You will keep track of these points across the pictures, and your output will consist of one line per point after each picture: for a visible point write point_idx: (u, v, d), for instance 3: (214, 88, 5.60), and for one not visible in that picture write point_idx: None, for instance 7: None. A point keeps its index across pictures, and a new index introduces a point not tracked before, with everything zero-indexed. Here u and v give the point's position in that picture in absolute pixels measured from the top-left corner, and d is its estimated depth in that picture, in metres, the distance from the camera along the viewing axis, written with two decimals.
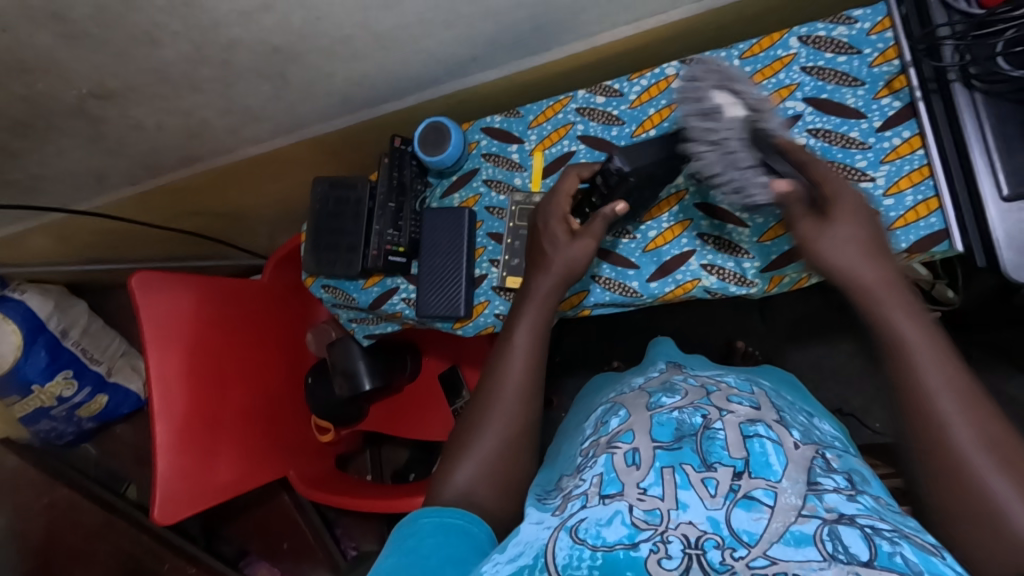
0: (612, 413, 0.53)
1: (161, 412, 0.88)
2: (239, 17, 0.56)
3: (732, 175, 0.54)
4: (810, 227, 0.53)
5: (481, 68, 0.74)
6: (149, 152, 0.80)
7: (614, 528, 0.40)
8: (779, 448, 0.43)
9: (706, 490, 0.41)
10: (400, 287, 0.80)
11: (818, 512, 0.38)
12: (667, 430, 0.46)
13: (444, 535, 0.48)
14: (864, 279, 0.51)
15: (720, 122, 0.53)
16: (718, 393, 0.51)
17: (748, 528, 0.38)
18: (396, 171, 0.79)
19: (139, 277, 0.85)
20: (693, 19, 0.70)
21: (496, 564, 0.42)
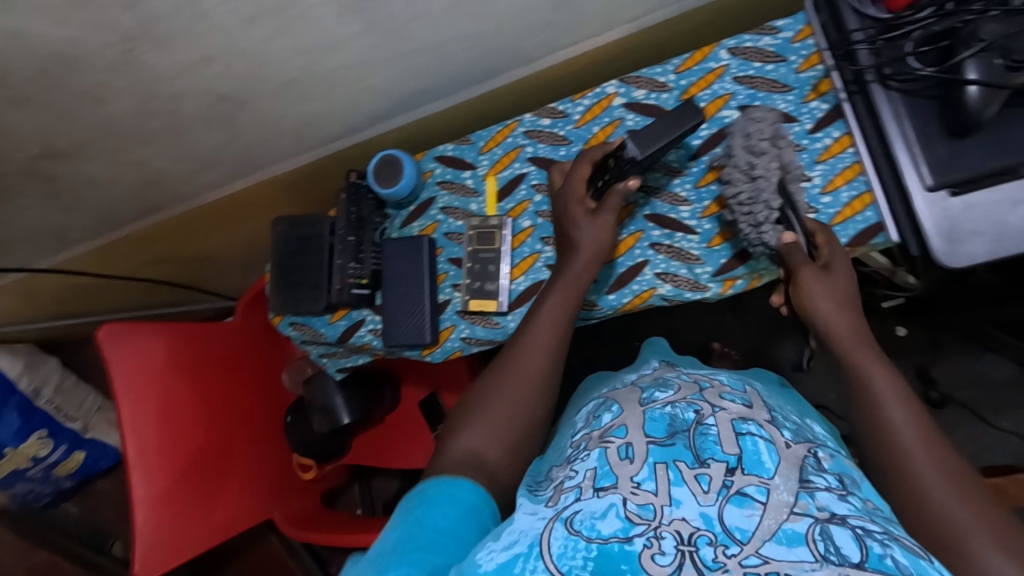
0: (605, 409, 0.54)
1: (137, 462, 0.87)
2: (181, 70, 0.57)
3: (757, 208, 0.61)
4: (812, 273, 0.56)
5: (429, 100, 0.76)
6: (108, 205, 0.81)
7: (609, 521, 0.40)
8: (771, 447, 0.44)
9: (699, 486, 0.41)
10: (366, 319, 0.81)
11: (811, 510, 0.39)
12: (660, 426, 0.47)
13: (452, 506, 0.48)
14: (842, 329, 0.54)
15: (763, 163, 0.61)
16: (710, 390, 0.52)
17: (741, 524, 0.39)
18: (354, 206, 0.80)
19: (107, 328, 0.86)
20: (631, 39, 0.72)
21: (491, 551, 0.42)
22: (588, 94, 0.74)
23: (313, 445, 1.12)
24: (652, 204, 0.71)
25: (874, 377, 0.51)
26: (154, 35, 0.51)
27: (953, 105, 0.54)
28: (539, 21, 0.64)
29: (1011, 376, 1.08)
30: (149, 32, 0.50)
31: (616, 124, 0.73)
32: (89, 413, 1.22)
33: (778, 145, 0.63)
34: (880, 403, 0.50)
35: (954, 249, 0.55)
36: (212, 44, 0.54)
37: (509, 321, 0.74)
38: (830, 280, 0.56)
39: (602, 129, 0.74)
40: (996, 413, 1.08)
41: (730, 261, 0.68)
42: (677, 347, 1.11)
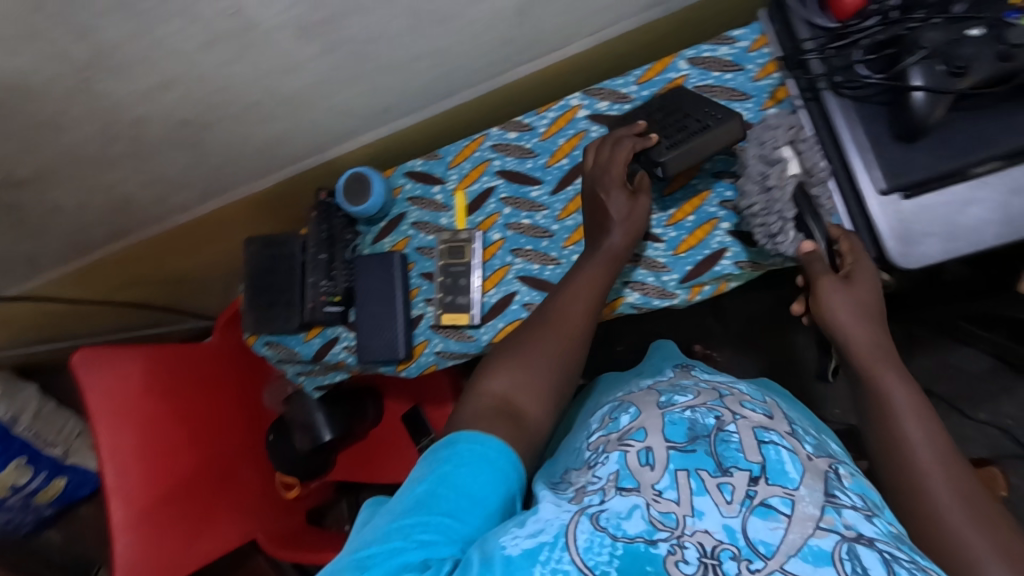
0: (621, 410, 0.55)
1: (115, 490, 0.86)
2: (140, 96, 0.57)
3: (769, 219, 0.62)
4: (832, 282, 0.55)
5: (396, 117, 0.76)
6: (77, 231, 0.80)
7: (634, 522, 0.42)
8: (794, 457, 0.45)
9: (722, 496, 0.42)
10: (341, 336, 0.81)
11: (838, 527, 0.40)
12: (680, 430, 0.48)
13: (479, 466, 0.49)
14: (863, 344, 0.54)
15: (776, 172, 0.62)
16: (731, 397, 0.53)
17: (764, 538, 0.40)
18: (324, 223, 0.80)
19: (80, 354, 0.86)
20: (592, 52, 0.73)
21: (516, 536, 0.43)
22: (552, 107, 0.75)
23: (295, 464, 1.11)
24: None
25: (891, 394, 0.52)
26: (109, 63, 0.51)
27: (901, 111, 0.55)
28: (498, 38, 0.65)
29: (986, 369, 1.10)
30: (103, 60, 0.50)
31: (581, 136, 0.74)
32: (70, 438, 1.21)
33: (797, 149, 0.62)
34: (895, 419, 0.51)
35: (909, 250, 0.56)
36: (169, 70, 0.54)
37: (482, 334, 0.74)
38: (849, 290, 0.55)
39: (567, 142, 0.75)
40: (974, 406, 1.09)
41: (696, 267, 0.69)
42: None
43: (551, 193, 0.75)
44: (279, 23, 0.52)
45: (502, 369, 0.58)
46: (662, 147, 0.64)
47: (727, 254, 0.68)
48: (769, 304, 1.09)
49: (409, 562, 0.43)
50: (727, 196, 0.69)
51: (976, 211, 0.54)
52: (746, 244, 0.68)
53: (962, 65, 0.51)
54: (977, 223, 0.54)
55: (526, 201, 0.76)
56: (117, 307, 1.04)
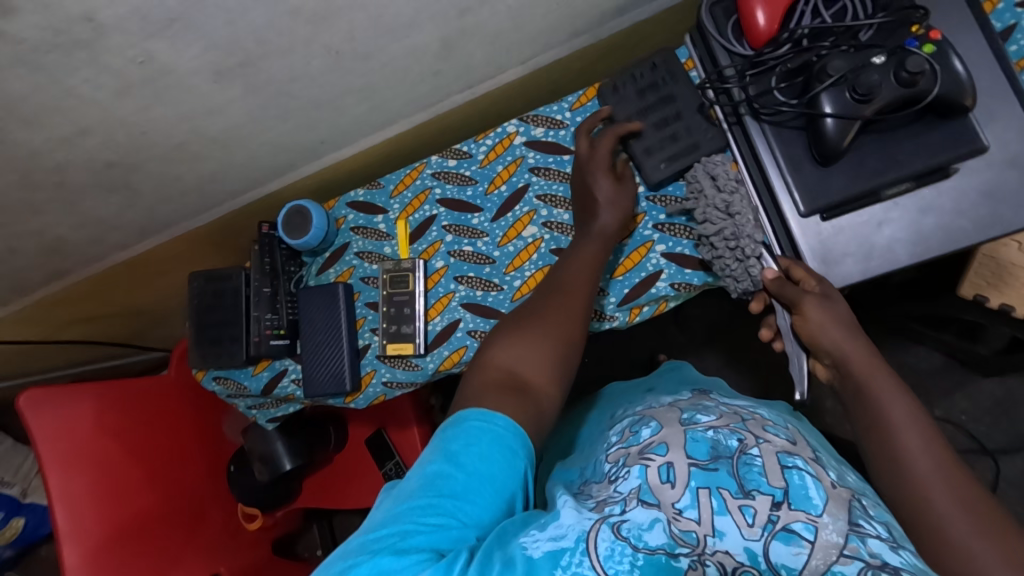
0: (642, 424, 0.56)
1: (66, 530, 0.84)
2: (58, 143, 0.56)
3: (745, 243, 0.62)
4: (815, 301, 0.55)
5: (334, 148, 0.76)
6: (13, 274, 0.79)
7: (656, 533, 0.43)
8: (817, 483, 0.45)
9: (744, 518, 0.43)
10: (289, 369, 0.81)
11: (862, 554, 0.40)
12: (702, 448, 0.48)
13: (487, 444, 0.49)
14: (858, 356, 0.54)
15: (738, 200, 0.63)
16: (754, 422, 0.53)
17: (786, 562, 0.41)
18: (267, 257, 0.79)
19: (27, 396, 0.83)
20: (525, 79, 0.74)
21: (536, 539, 0.45)
22: (490, 134, 0.76)
23: (255, 495, 1.10)
24: (557, 239, 0.72)
25: (888, 408, 0.51)
26: (18, 114, 0.50)
27: (815, 137, 0.56)
28: (426, 71, 0.65)
29: (937, 366, 1.08)
30: (12, 113, 0.50)
31: (519, 162, 0.75)
32: (28, 477, 1.18)
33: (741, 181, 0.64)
34: (894, 430, 0.50)
35: (831, 270, 0.58)
36: (86, 117, 0.54)
37: (428, 363, 0.74)
38: (829, 305, 0.55)
39: (505, 168, 0.75)
40: (931, 402, 1.08)
41: (634, 290, 0.69)
42: (620, 366, 1.11)
43: (492, 220, 0.75)
44: (195, 67, 0.52)
45: (511, 344, 0.57)
46: (653, 151, 0.67)
47: (663, 276, 0.69)
48: (728, 312, 1.11)
49: (417, 546, 0.45)
50: (660, 218, 0.69)
51: (889, 231, 0.57)
52: (682, 265, 0.68)
53: (867, 91, 0.53)
54: (891, 241, 0.57)
55: (468, 227, 0.76)
56: (48, 346, 0.99)
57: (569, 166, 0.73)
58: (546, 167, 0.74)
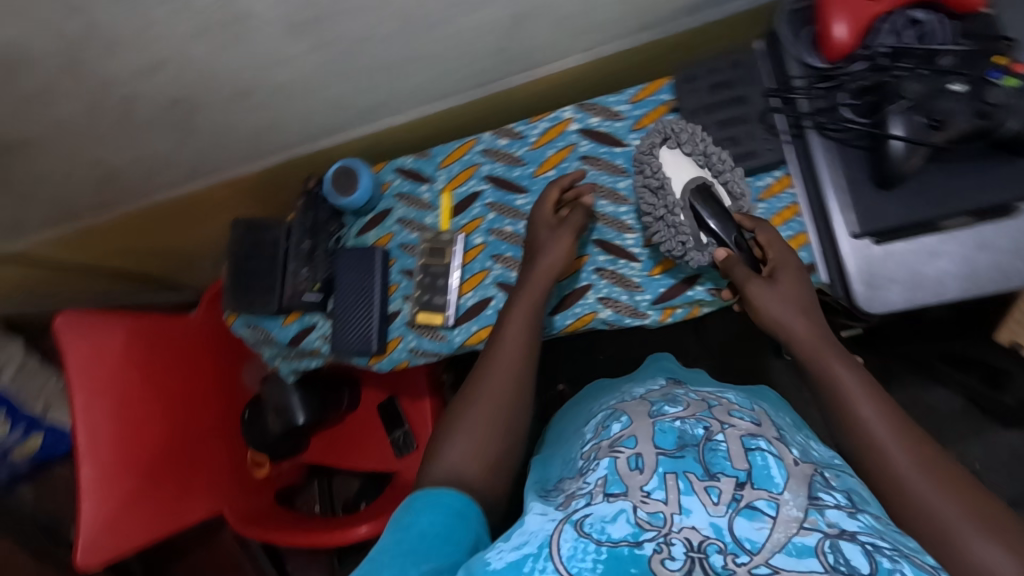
0: (614, 419, 0.56)
1: (87, 452, 0.87)
2: (133, 75, 0.57)
3: (675, 244, 0.63)
4: (759, 287, 0.58)
5: (387, 114, 0.77)
6: (62, 198, 0.81)
7: (619, 525, 0.44)
8: (779, 462, 0.46)
9: (709, 497, 0.44)
10: (318, 325, 0.82)
11: (821, 525, 0.41)
12: (669, 438, 0.49)
13: (440, 511, 0.51)
14: (803, 337, 0.56)
15: (665, 198, 0.63)
16: (720, 408, 0.54)
17: (750, 536, 0.41)
18: (310, 212, 0.80)
19: (65, 316, 0.87)
20: (585, 67, 0.74)
21: (502, 551, 0.46)
22: (545, 117, 0.76)
23: (266, 445, 1.12)
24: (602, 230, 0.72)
25: (840, 376, 0.54)
26: (99, 42, 0.52)
27: (879, 160, 0.56)
28: (491, 47, 0.66)
29: (958, 409, 1.06)
30: (93, 40, 0.51)
31: (570, 149, 0.75)
32: (50, 396, 1.22)
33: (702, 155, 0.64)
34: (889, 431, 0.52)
35: (874, 294, 0.57)
36: (160, 51, 0.55)
37: (454, 335, 0.75)
38: (773, 288, 0.58)
39: (556, 153, 0.75)
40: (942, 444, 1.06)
41: (669, 290, 0.70)
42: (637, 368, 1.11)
43: None
44: (272, 17, 0.52)
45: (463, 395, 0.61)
46: None
47: (700, 281, 0.69)
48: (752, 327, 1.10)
49: None
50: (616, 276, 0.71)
51: (943, 263, 0.56)
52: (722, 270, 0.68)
53: (939, 118, 0.52)
54: (940, 275, 0.56)
55: (511, 208, 0.76)
56: (88, 268, 1.02)
57: (620, 159, 0.73)
58: (598, 158, 0.74)
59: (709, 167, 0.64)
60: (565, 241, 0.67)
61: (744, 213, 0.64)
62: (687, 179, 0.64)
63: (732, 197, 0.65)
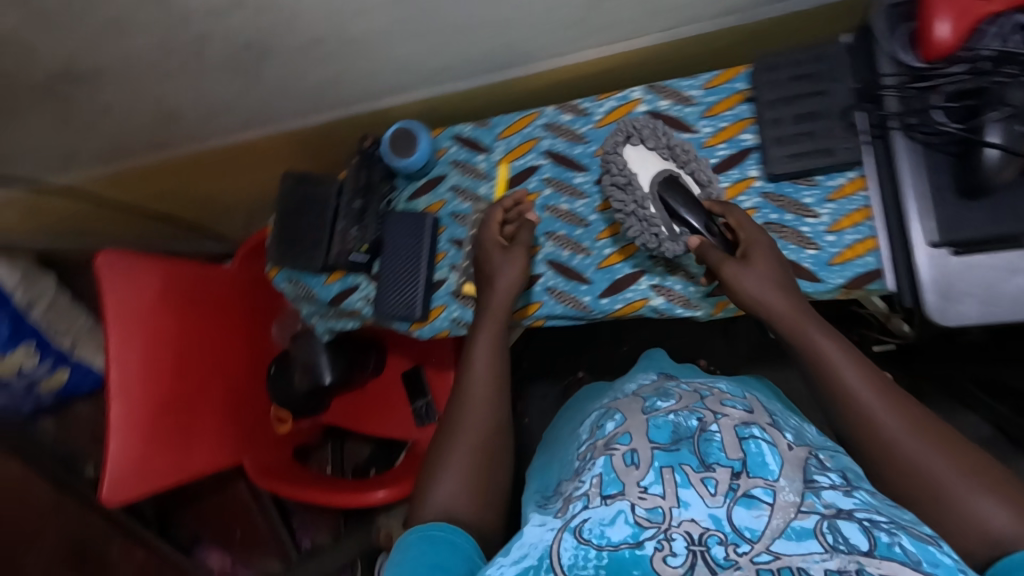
0: (608, 418, 0.57)
1: (115, 390, 0.87)
2: (208, 14, 0.57)
3: (648, 237, 0.65)
4: (734, 268, 0.59)
5: (452, 79, 0.75)
6: (118, 133, 0.82)
7: (618, 528, 0.44)
8: (773, 449, 0.48)
9: (707, 489, 0.45)
10: (361, 286, 0.82)
11: (817, 508, 0.43)
12: (664, 432, 0.50)
13: (428, 544, 0.52)
14: (784, 311, 0.58)
15: (634, 193, 0.65)
16: (712, 397, 0.55)
17: (749, 524, 0.43)
18: (364, 171, 0.80)
19: (106, 254, 0.87)
20: (660, 48, 0.72)
21: (502, 566, 0.46)
22: (613, 96, 0.74)
23: (290, 401, 1.13)
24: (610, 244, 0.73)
25: (822, 346, 0.55)
26: None
27: (968, 167, 0.54)
28: (568, 18, 0.64)
29: (986, 437, 1.05)
30: None
31: None
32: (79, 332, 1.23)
33: (670, 150, 0.67)
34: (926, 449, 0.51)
35: (947, 307, 0.55)
36: None
37: None
38: (748, 269, 0.60)
39: None
40: None
41: None
42: None
43: (595, 182, 0.74)
44: None
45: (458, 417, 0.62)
46: (780, 143, 0.66)
47: None
48: None
49: None
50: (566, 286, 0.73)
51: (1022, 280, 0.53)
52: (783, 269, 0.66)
53: None
54: (1020, 292, 0.53)
55: (568, 185, 0.75)
56: (133, 209, 1.04)
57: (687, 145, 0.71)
58: None
59: (674, 160, 0.67)
60: (520, 262, 0.69)
61: (713, 199, 0.67)
62: (653, 174, 0.67)
63: (700, 185, 0.68)
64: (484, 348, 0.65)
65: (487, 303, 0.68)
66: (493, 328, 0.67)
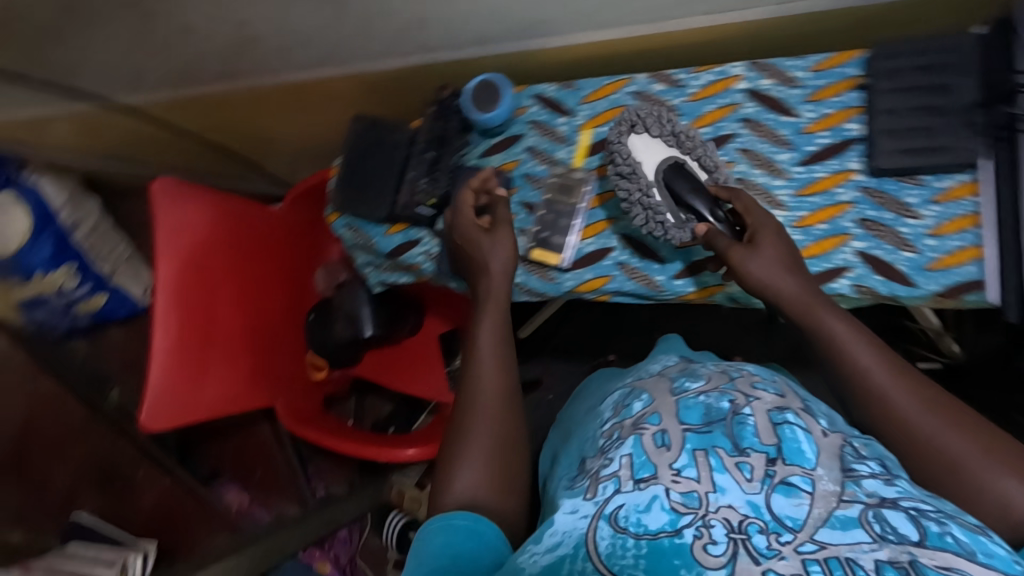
0: (634, 397, 0.55)
1: (161, 320, 0.86)
2: None
3: (654, 227, 0.66)
4: (741, 254, 0.59)
5: (542, 34, 0.72)
6: (192, 57, 0.81)
7: (654, 516, 0.44)
8: (809, 436, 0.46)
9: (742, 474, 0.44)
10: (422, 241, 0.79)
11: (860, 497, 0.42)
12: (695, 413, 0.49)
13: (457, 536, 0.51)
14: (792, 295, 0.58)
15: (638, 182, 0.65)
16: (743, 378, 0.52)
17: (790, 513, 0.42)
18: (440, 122, 0.77)
19: (161, 182, 0.86)
20: (771, 22, 0.67)
21: (535, 554, 0.46)
22: (711, 69, 0.70)
23: (328, 349, 1.12)
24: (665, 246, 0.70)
25: (832, 328, 0.55)
26: None
27: None
28: None
29: None
30: None
31: (732, 108, 0.69)
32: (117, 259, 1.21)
33: (677, 138, 0.67)
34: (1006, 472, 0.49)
35: None
36: None
37: (565, 280, 0.73)
38: (758, 254, 0.59)
39: (716, 110, 0.70)
40: None
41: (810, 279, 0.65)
42: None
43: None
44: None
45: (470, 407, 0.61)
46: (892, 136, 0.62)
47: (848, 274, 0.64)
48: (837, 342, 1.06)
49: None
50: (628, 287, 0.71)
51: None
52: (875, 269, 0.63)
53: None
54: None
55: None
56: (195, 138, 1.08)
57: (786, 129, 0.68)
58: (761, 124, 0.68)
59: (679, 147, 0.67)
60: (508, 242, 0.69)
61: (721, 184, 0.67)
62: (659, 160, 0.67)
63: (706, 170, 0.68)
64: (488, 330, 0.65)
65: (485, 289, 0.68)
66: (495, 312, 0.66)
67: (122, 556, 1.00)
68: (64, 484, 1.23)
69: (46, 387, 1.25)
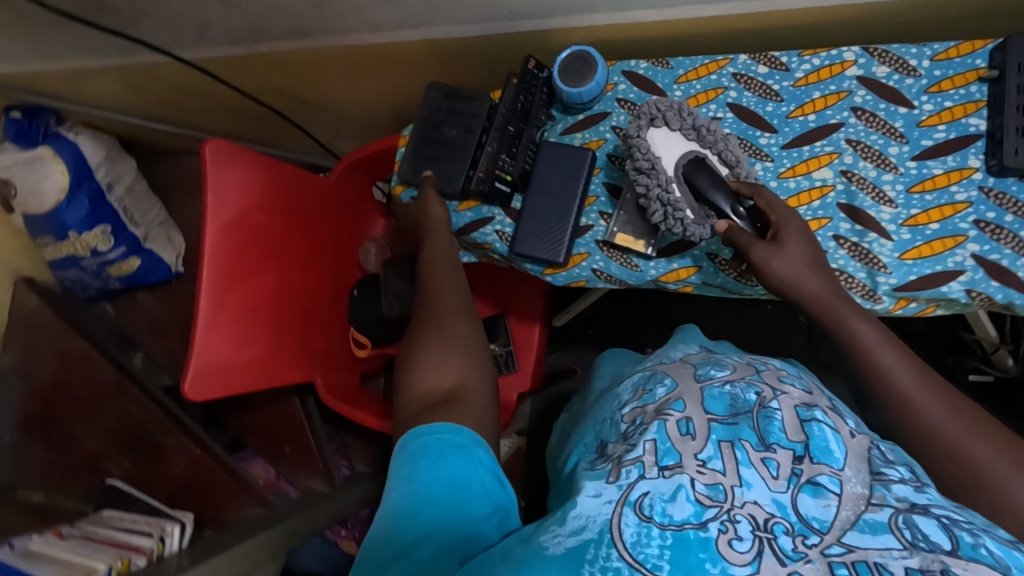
0: (656, 382, 0.59)
1: (206, 280, 0.83)
2: None
3: (672, 223, 0.64)
4: (764, 250, 0.57)
5: (642, 6, 0.67)
6: (262, 12, 0.76)
7: (679, 507, 0.45)
8: (836, 436, 0.49)
9: (769, 471, 0.46)
10: (496, 218, 0.75)
11: (889, 502, 0.43)
12: (721, 404, 0.52)
13: (439, 457, 0.53)
14: (812, 293, 0.57)
15: (656, 178, 0.64)
16: (769, 372, 0.57)
17: (817, 514, 0.43)
18: (524, 95, 0.73)
19: (213, 144, 0.82)
20: (893, 5, 0.63)
21: (558, 535, 0.46)
22: (822, 53, 0.66)
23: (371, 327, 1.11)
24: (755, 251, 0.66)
25: (857, 330, 0.55)
26: None
27: None
28: None
29: None
30: None
31: (842, 96, 0.65)
32: (150, 224, 1.21)
33: (699, 132, 0.65)
34: None
35: None
36: None
37: (649, 268, 0.70)
38: (781, 251, 0.57)
39: (822, 97, 0.66)
40: None
41: (919, 280, 0.61)
42: None
43: (783, 146, 0.67)
44: None
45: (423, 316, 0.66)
46: None
47: (962, 278, 0.60)
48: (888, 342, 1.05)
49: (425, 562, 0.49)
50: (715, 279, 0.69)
51: None
52: (992, 275, 0.59)
53: None
54: None
55: (751, 145, 0.67)
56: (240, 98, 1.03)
57: (900, 120, 0.64)
58: (873, 114, 0.64)
59: (698, 141, 0.65)
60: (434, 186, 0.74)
61: (743, 179, 0.64)
62: (678, 155, 0.65)
63: (727, 166, 0.65)
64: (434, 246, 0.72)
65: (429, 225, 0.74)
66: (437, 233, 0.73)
67: (158, 527, 0.97)
68: (92, 447, 1.13)
69: (77, 349, 1.16)
